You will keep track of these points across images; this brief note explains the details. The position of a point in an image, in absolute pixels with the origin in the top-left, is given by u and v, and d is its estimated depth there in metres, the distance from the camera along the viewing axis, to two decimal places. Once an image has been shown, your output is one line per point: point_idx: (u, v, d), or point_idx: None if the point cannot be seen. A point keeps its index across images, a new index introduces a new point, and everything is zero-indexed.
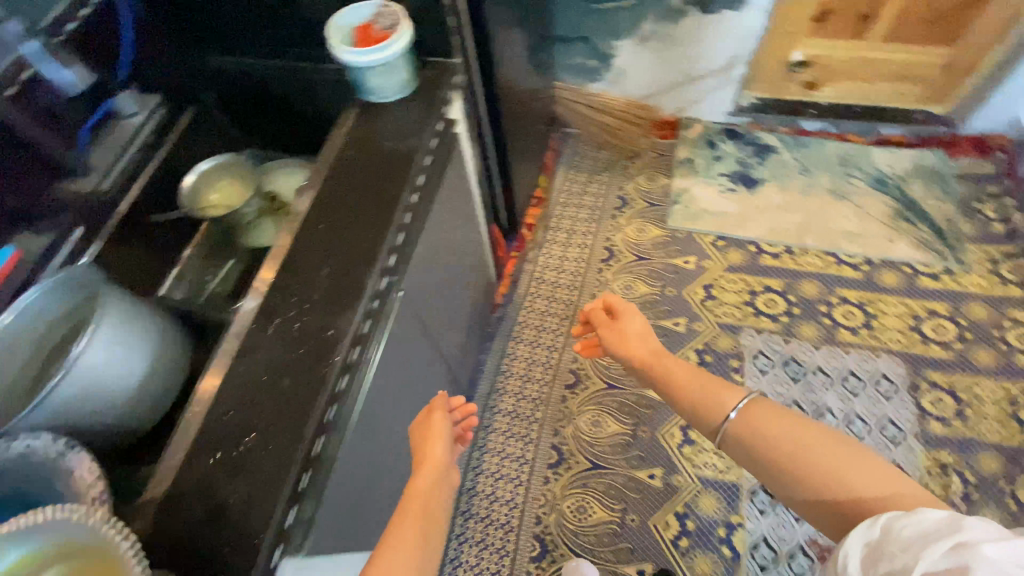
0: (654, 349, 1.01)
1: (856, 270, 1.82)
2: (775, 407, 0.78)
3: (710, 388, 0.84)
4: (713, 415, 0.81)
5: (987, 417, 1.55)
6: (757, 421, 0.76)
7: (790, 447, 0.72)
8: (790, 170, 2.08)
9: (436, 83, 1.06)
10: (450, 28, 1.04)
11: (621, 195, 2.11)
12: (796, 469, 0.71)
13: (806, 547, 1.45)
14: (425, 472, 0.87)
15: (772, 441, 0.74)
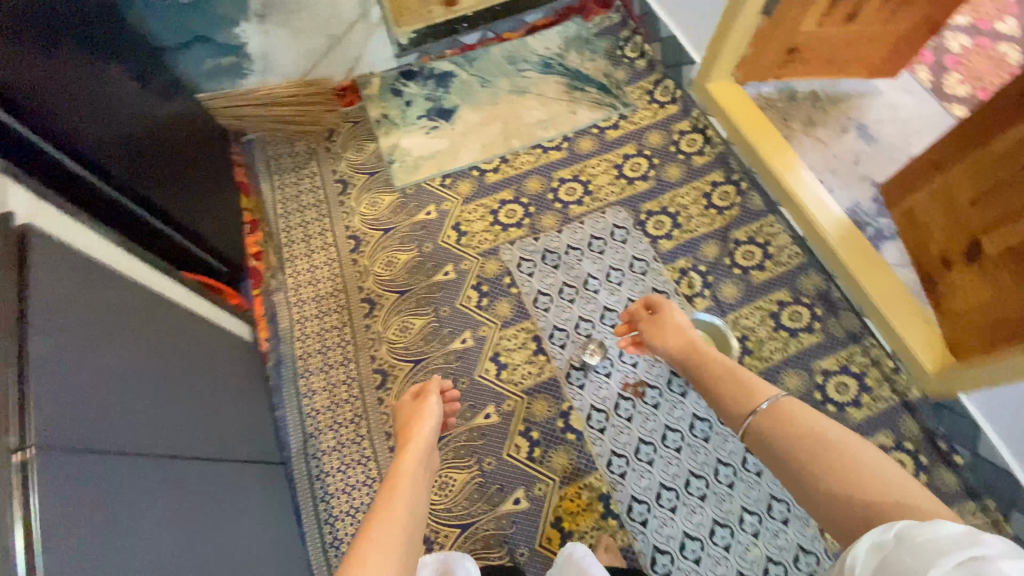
0: (688, 342, 1.27)
1: (560, 149, 2.08)
2: (801, 413, 0.88)
3: (742, 391, 1.01)
4: (751, 403, 0.97)
5: (698, 213, 1.90)
6: (795, 422, 0.87)
7: (821, 444, 0.80)
8: (474, 87, 2.20)
9: None
10: None
11: (338, 178, 2.05)
12: (812, 468, 0.79)
13: (629, 399, 1.65)
14: (412, 442, 1.22)
15: (807, 440, 0.82)
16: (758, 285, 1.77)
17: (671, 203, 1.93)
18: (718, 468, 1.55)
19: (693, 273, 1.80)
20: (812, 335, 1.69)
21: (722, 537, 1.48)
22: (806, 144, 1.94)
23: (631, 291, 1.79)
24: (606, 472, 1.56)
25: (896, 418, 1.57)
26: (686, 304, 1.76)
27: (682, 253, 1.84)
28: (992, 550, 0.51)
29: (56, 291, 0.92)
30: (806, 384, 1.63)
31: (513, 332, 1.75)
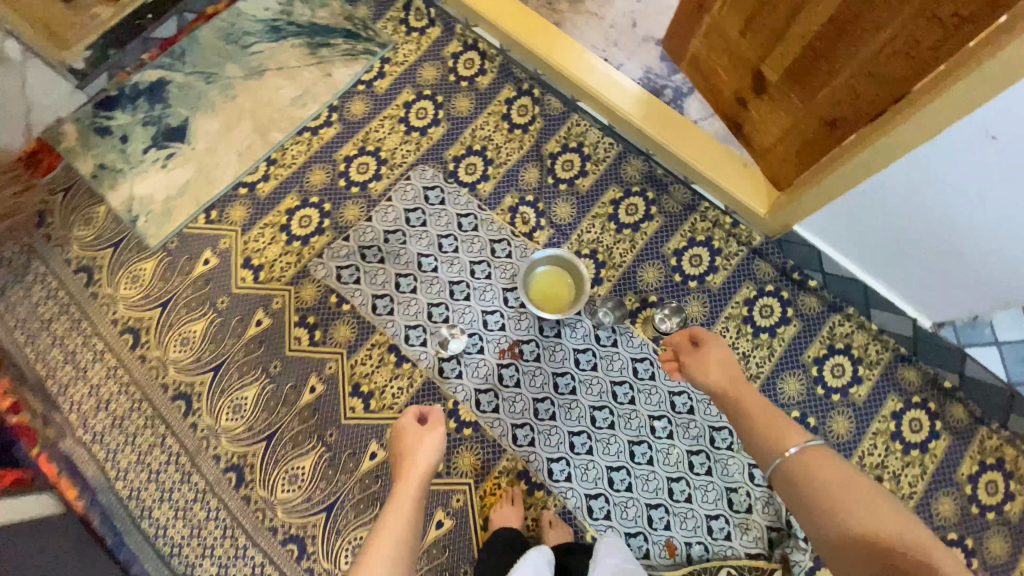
0: (728, 367, 1.27)
1: (331, 125, 1.76)
2: (834, 465, 1.04)
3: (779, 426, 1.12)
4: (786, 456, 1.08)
5: (504, 142, 1.71)
6: (817, 477, 1.03)
7: (840, 486, 0.99)
8: (198, 88, 1.77)
9: None
10: None
11: (77, 267, 1.60)
12: (835, 501, 0.97)
13: (510, 364, 1.51)
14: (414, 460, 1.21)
15: (835, 483, 1.00)
16: (587, 192, 1.66)
17: (474, 139, 1.72)
18: (616, 391, 1.50)
19: (523, 207, 1.65)
20: (654, 220, 1.63)
21: (643, 454, 1.46)
22: (579, 24, 1.78)
23: (468, 253, 1.60)
24: (515, 449, 1.45)
25: (750, 267, 1.59)
26: (528, 242, 1.62)
27: (504, 189, 1.67)
28: None
29: None
30: (665, 271, 1.59)
31: (364, 353, 1.51)
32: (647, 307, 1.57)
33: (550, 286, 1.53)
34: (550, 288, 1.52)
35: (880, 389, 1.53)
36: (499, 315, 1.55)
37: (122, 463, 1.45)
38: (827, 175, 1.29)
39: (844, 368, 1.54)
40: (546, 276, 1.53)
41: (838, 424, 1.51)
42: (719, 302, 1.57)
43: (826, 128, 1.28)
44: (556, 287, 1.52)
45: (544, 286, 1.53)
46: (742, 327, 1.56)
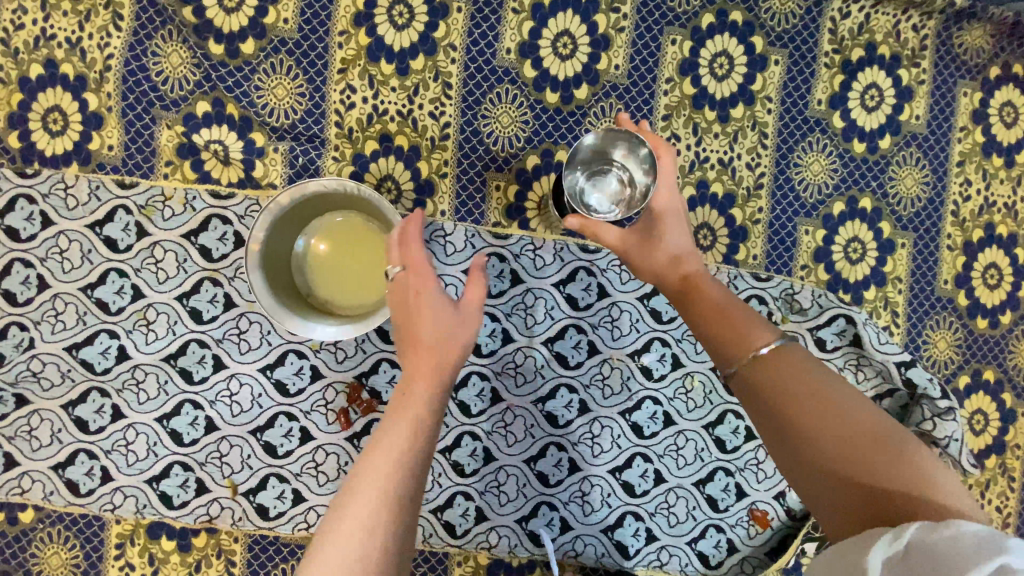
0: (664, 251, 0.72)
1: None
2: (816, 364, 0.58)
3: (733, 322, 0.63)
4: (735, 341, 0.61)
5: (87, 27, 0.77)
6: (771, 368, 0.57)
7: (816, 396, 0.54)
8: None
9: None
10: None
11: None
12: (794, 419, 0.54)
13: (368, 423, 0.79)
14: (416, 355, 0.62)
15: (793, 391, 0.55)
16: (301, 33, 0.78)
17: (23, 59, 0.77)
18: (558, 349, 0.82)
19: (205, 134, 0.78)
20: (450, 16, 0.79)
21: (653, 418, 0.82)
22: None
23: (162, 286, 0.77)
24: (461, 543, 0.81)
25: (658, 4, 0.82)
26: (254, 194, 0.77)
27: (143, 120, 0.77)
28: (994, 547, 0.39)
29: None
30: (522, 99, 0.81)
31: (115, 566, 0.79)
32: (530, 183, 0.82)
33: (336, 273, 0.72)
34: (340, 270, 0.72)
35: (941, 88, 0.88)
36: (293, 355, 0.78)
37: None
38: None
39: (878, 88, 0.87)
40: (311, 270, 0.72)
41: (905, 182, 0.88)
42: (639, 97, 0.82)
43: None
44: (344, 257, 0.72)
45: (334, 279, 0.72)
46: (698, 117, 0.83)
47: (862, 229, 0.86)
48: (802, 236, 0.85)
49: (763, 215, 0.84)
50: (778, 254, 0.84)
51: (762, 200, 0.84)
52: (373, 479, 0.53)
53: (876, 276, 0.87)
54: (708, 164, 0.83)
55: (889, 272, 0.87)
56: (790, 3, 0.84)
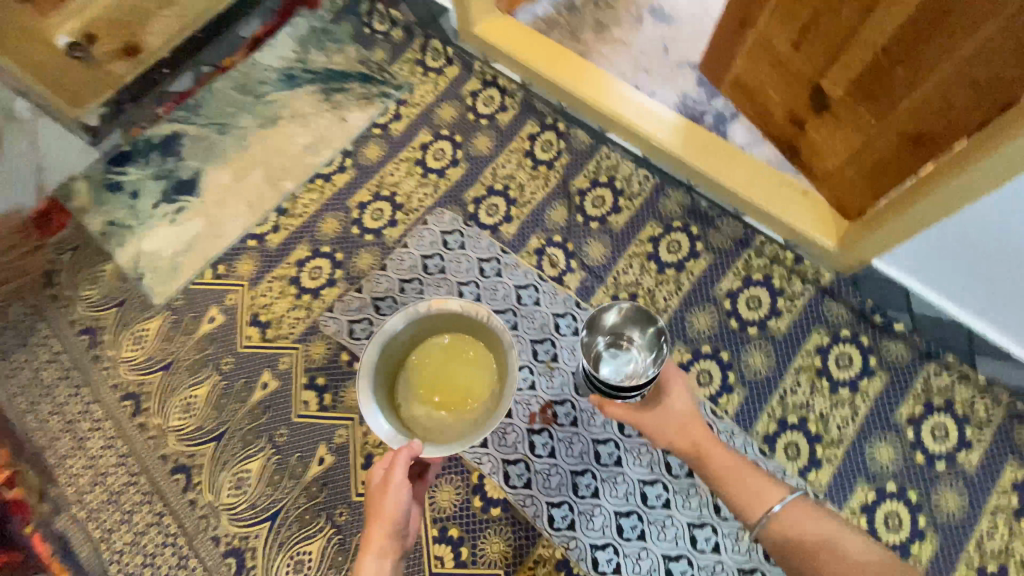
0: (687, 414, 1.08)
1: (346, 171, 1.63)
2: (811, 508, 0.96)
3: (752, 489, 0.98)
4: (758, 504, 0.97)
5: (529, 178, 1.58)
6: (790, 522, 0.94)
7: (824, 539, 0.91)
8: (213, 140, 1.70)
9: None
10: None
11: (82, 326, 1.51)
12: (815, 551, 0.90)
13: (542, 429, 1.32)
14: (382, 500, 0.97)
15: (807, 533, 0.92)
16: (621, 230, 1.50)
17: (495, 178, 1.59)
18: (668, 463, 1.27)
19: (551, 248, 1.49)
20: (699, 260, 1.45)
21: (707, 539, 1.21)
22: (607, 53, 1.71)
23: (492, 303, 1.44)
24: (552, 533, 1.23)
25: (816, 310, 1.38)
26: (558, 287, 1.44)
27: (530, 229, 1.52)
28: None
29: None
30: (716, 317, 1.39)
31: None
32: (699, 361, 1.36)
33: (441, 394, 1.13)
34: (455, 386, 1.13)
35: (998, 456, 1.24)
36: (528, 371, 1.37)
37: (105, 549, 1.32)
38: (888, 219, 1.18)
39: (947, 429, 1.26)
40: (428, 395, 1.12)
41: (947, 499, 1.22)
42: (784, 351, 1.35)
43: (885, 59, 1.06)
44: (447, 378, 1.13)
45: (439, 398, 1.12)
46: (814, 380, 1.32)
47: (902, 511, 1.22)
48: (855, 488, 1.24)
49: (834, 459, 1.26)
50: (834, 490, 1.24)
51: (837, 450, 1.27)
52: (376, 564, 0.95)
53: (903, 549, 1.19)
54: (810, 409, 1.30)
55: (914, 552, 1.19)
56: (904, 350, 1.32)
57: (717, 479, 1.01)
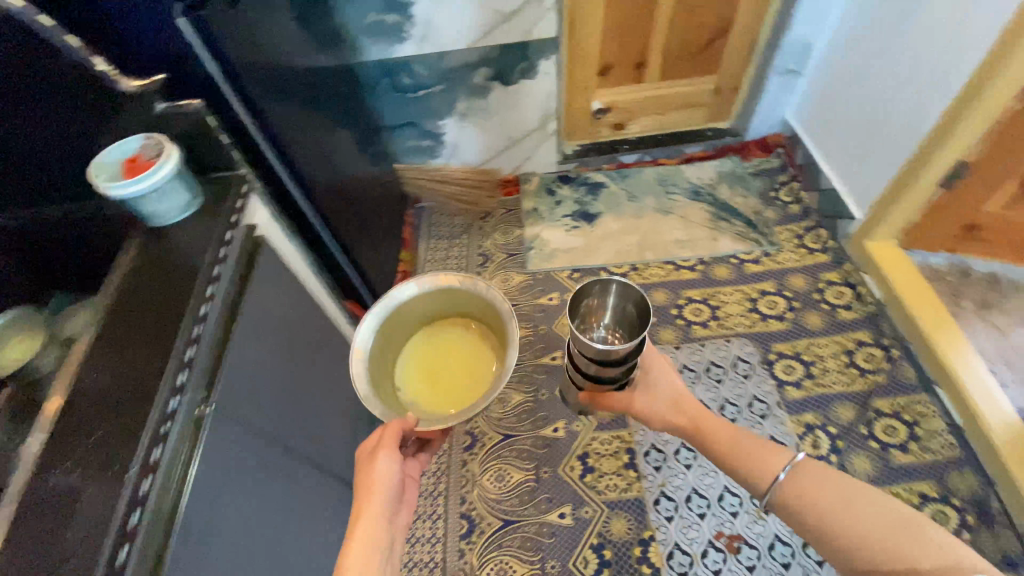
0: (671, 401, 1.12)
1: (694, 270, 2.03)
2: (830, 471, 0.94)
3: (763, 458, 0.99)
4: (767, 473, 0.97)
5: (836, 369, 1.75)
6: (799, 484, 0.93)
7: (843, 500, 0.88)
8: (621, 199, 2.27)
9: (223, 194, 1.08)
10: (218, 133, 1.06)
11: (482, 252, 2.19)
12: (823, 510, 0.89)
13: (720, 550, 1.48)
14: (367, 479, 1.01)
15: (818, 493, 0.90)
16: (897, 468, 1.55)
17: (806, 349, 1.80)
18: None
19: (820, 431, 1.64)
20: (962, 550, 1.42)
21: None
22: (977, 327, 1.78)
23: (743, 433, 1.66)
24: None
25: None
26: None
27: (810, 406, 1.69)
28: None
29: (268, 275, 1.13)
30: None
31: (607, 437, 1.70)
32: None
33: (436, 384, 1.29)
34: (450, 372, 1.32)
35: None
36: (734, 499, 1.56)
37: None
38: None
39: None
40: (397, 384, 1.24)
41: None
42: None
43: None
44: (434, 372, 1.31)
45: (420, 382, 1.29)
46: None
47: None
48: None
49: None
50: None
51: None
52: (363, 537, 0.94)
53: None
54: None
55: None
56: None
57: (732, 453, 1.02)
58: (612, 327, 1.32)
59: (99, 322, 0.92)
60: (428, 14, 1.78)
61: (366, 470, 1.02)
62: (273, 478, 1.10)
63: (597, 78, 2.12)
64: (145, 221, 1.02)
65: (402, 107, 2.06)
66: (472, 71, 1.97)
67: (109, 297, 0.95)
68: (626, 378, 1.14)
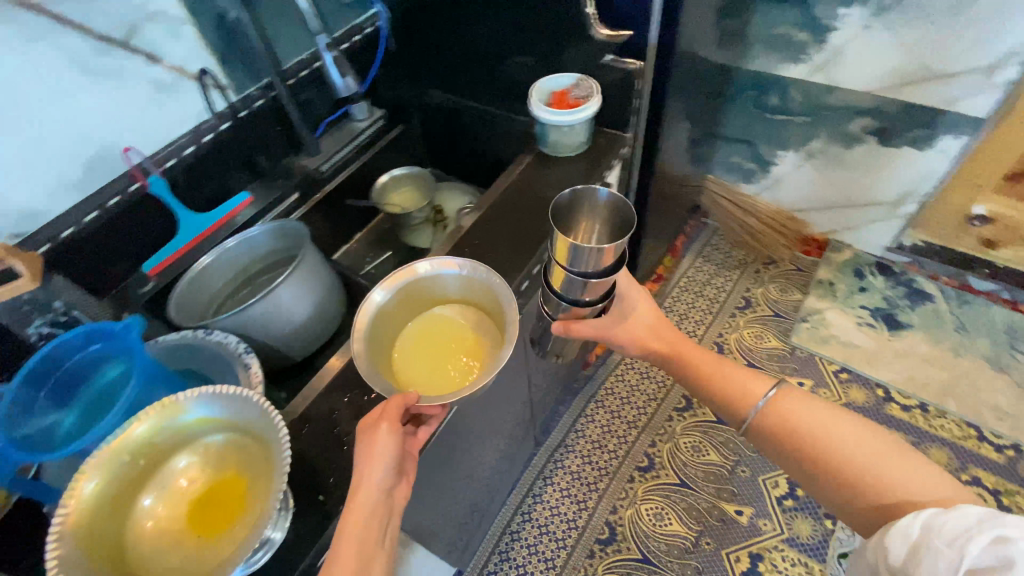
0: (648, 326, 0.96)
1: (1003, 454, 1.58)
2: (826, 406, 0.79)
3: (744, 383, 0.87)
4: (744, 406, 0.85)
5: None
6: (782, 416, 0.81)
7: (819, 428, 0.77)
8: (944, 324, 1.86)
9: (607, 148, 1.18)
10: (635, 97, 1.14)
11: (745, 296, 2.02)
12: (808, 446, 0.77)
13: None
14: (362, 466, 0.70)
15: (820, 433, 0.77)
16: None
17: None
18: None
19: None
20: None
21: None
22: None
23: None
24: None
25: None
26: None
27: None
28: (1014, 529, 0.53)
29: None
30: None
31: (791, 557, 1.49)
32: None
33: (451, 358, 0.87)
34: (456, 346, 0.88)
35: None
36: None
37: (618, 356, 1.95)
38: None
39: None
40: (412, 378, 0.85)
41: None
42: None
43: None
44: (437, 352, 0.88)
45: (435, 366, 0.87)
46: None
47: None
48: None
49: None
50: None
51: None
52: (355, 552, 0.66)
53: None
54: None
55: None
56: None
57: (709, 380, 0.91)
58: (580, 234, 0.91)
59: (479, 209, 1.11)
60: (846, 42, 1.58)
61: (364, 454, 0.71)
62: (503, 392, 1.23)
63: (998, 181, 1.65)
64: (540, 144, 1.18)
65: (751, 123, 1.92)
66: (852, 118, 1.74)
67: (492, 193, 1.13)
68: (587, 302, 0.83)
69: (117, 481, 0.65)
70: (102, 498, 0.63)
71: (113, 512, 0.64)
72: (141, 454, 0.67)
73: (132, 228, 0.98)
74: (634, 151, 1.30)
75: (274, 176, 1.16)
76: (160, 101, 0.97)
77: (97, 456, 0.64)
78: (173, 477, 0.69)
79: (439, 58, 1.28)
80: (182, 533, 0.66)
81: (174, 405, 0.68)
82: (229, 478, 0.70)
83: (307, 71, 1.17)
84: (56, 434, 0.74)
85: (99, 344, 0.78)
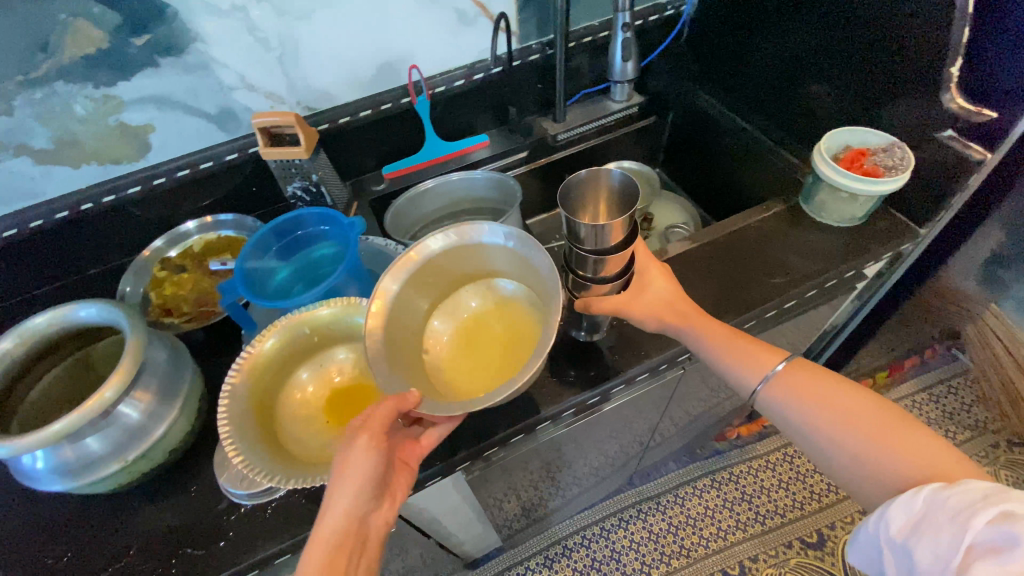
0: (664, 300, 0.80)
1: None
2: (839, 379, 0.73)
3: (754, 354, 0.77)
4: (754, 375, 0.76)
5: None
6: (792, 384, 0.73)
7: (834, 399, 0.70)
8: None
9: (882, 237, 0.96)
10: (958, 194, 0.89)
11: None
12: (831, 420, 0.69)
13: None
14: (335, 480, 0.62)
15: (833, 401, 0.70)
16: None
17: None
18: None
19: None
20: None
21: None
22: None
23: None
24: None
25: None
26: None
27: None
28: (1020, 504, 0.53)
29: (811, 315, 1.04)
30: None
31: None
32: None
33: (472, 352, 0.75)
34: (475, 339, 0.76)
35: None
36: None
37: (760, 445, 1.70)
38: None
39: None
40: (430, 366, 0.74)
41: None
42: None
43: None
44: (459, 344, 0.76)
45: (455, 361, 0.74)
46: None
47: None
48: None
49: None
50: None
51: None
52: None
53: None
54: None
55: None
56: None
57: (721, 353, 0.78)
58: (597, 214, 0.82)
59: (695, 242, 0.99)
60: None
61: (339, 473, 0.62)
62: (623, 425, 1.16)
63: None
64: (802, 199, 1.01)
65: None
66: None
67: (719, 230, 1.00)
68: (602, 277, 0.78)
69: (291, 347, 0.75)
70: (278, 355, 0.74)
71: (279, 370, 0.75)
72: (315, 333, 0.76)
73: (387, 133, 1.08)
74: (914, 250, 1.04)
75: (515, 129, 1.18)
76: (455, 31, 1.03)
77: (288, 320, 0.74)
78: (329, 363, 0.78)
79: (735, 65, 1.14)
80: (315, 413, 0.74)
81: (355, 306, 0.76)
82: (368, 387, 0.76)
83: (591, 39, 1.13)
84: (271, 284, 0.86)
85: (327, 227, 0.89)
